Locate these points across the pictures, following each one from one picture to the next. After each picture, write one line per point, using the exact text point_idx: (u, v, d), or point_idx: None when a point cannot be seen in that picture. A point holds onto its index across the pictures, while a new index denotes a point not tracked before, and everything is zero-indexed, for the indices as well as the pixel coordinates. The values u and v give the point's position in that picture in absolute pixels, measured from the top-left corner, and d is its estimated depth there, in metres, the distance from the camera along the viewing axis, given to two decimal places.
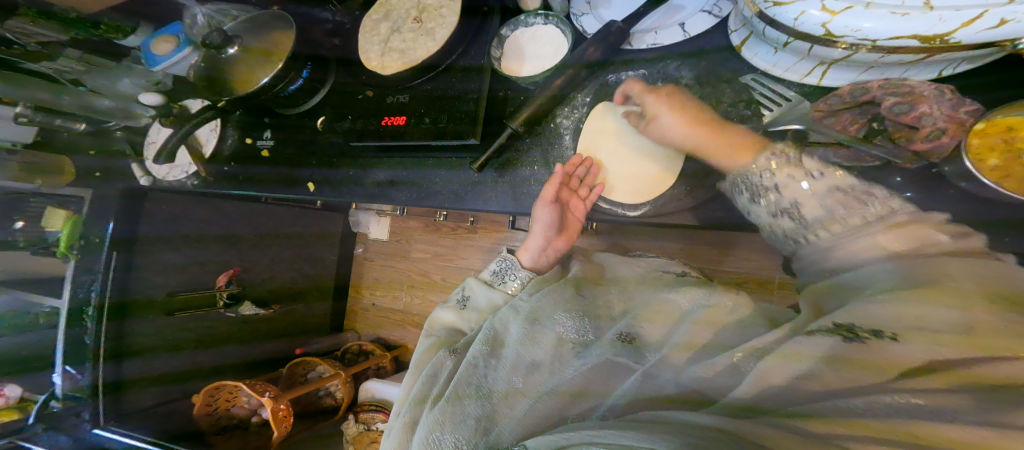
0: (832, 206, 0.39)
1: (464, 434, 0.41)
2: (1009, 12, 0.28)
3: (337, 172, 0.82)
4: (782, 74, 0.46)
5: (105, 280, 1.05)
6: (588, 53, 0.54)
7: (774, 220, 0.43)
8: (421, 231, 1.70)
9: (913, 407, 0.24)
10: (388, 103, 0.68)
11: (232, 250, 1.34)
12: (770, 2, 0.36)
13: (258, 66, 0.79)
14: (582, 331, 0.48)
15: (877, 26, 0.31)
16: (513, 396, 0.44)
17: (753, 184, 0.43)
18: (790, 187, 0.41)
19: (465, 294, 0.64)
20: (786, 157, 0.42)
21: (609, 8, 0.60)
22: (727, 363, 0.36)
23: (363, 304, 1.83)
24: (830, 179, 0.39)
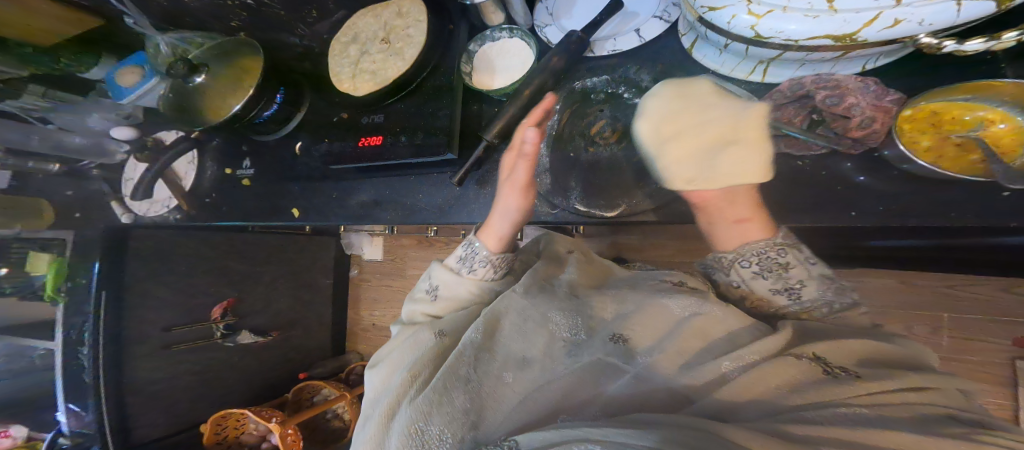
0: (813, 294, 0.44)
1: (456, 427, 0.43)
2: (900, 13, 0.29)
3: (320, 197, 0.83)
4: (729, 73, 0.48)
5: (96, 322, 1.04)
6: (552, 63, 0.56)
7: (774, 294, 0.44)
8: (415, 247, 1.70)
9: (870, 419, 0.31)
10: (363, 124, 0.69)
11: (225, 281, 1.34)
12: (706, 6, 0.38)
13: (228, 97, 0.79)
14: (574, 330, 0.49)
15: (796, 28, 0.33)
16: (505, 391, 0.46)
17: (768, 266, 0.43)
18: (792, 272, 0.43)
19: (433, 284, 0.61)
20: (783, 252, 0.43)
21: (570, 18, 0.62)
22: (717, 372, 0.39)
23: (362, 322, 1.84)
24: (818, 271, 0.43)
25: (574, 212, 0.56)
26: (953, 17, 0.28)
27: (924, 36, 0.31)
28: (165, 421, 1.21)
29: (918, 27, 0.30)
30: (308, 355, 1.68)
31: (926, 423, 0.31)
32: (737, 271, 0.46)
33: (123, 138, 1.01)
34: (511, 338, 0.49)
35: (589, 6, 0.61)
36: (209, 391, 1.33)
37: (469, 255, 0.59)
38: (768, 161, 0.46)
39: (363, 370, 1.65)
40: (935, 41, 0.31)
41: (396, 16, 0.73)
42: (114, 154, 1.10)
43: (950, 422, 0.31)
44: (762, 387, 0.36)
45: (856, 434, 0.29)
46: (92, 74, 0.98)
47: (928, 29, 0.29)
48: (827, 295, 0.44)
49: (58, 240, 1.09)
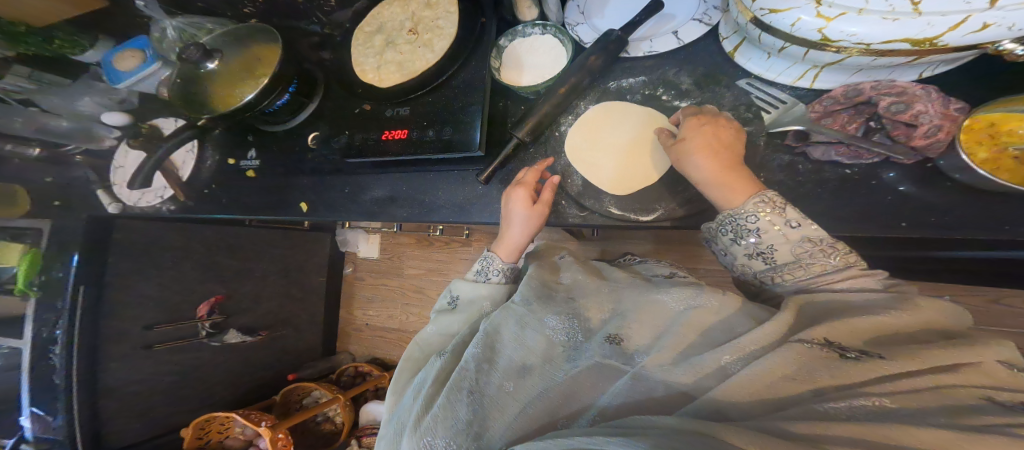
0: (800, 254, 0.41)
1: (460, 440, 0.41)
2: (990, 17, 0.28)
3: (332, 190, 0.80)
4: (775, 77, 0.47)
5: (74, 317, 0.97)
6: (590, 63, 0.55)
7: (749, 260, 0.45)
8: (413, 247, 1.67)
9: (887, 412, 0.28)
10: (387, 117, 0.67)
11: (214, 276, 1.28)
12: (766, 9, 0.37)
13: (237, 86, 0.76)
14: (570, 335, 0.47)
15: (868, 31, 0.32)
16: (507, 400, 0.43)
17: (739, 226, 0.43)
18: (770, 232, 0.42)
19: (454, 296, 0.59)
20: (770, 202, 0.42)
21: (603, 17, 0.61)
22: (716, 364, 0.37)
23: (355, 324, 1.78)
24: (805, 229, 0.41)
25: (609, 215, 0.54)
26: None
27: (1009, 41, 0.30)
28: (141, 423, 1.13)
29: (1007, 31, 0.29)
30: (298, 357, 1.62)
31: (951, 415, 0.27)
32: (717, 243, 0.47)
33: (117, 123, 0.97)
34: (510, 345, 0.46)
35: (624, 7, 0.60)
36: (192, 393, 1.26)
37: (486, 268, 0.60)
38: (814, 168, 0.45)
39: (356, 372, 1.59)
40: (1020, 47, 0.31)
41: (423, 7, 0.71)
42: (101, 139, 1.03)
43: (978, 411, 0.27)
44: (769, 387, 0.33)
45: (870, 428, 0.26)
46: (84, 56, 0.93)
47: (1018, 34, 0.29)
48: (812, 264, 0.41)
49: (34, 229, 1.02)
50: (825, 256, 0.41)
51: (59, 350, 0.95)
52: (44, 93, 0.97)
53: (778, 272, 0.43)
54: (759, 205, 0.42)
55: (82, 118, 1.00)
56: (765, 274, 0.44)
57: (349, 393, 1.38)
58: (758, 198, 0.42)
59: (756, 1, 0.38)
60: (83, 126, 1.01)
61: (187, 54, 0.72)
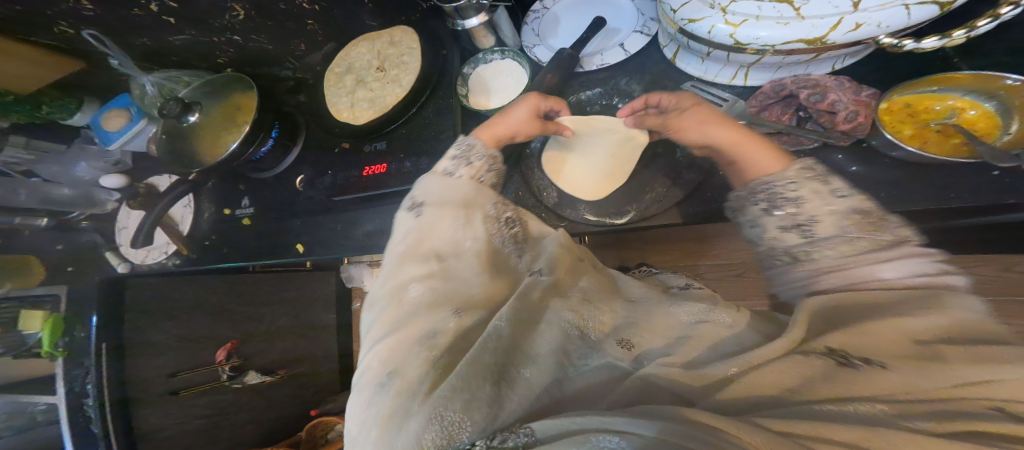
0: (845, 227, 0.40)
1: (474, 416, 0.33)
2: (859, 18, 0.32)
3: (324, 229, 0.84)
4: (713, 79, 0.51)
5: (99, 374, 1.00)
6: (546, 81, 0.57)
7: (783, 233, 0.43)
8: None
9: (885, 419, 0.26)
10: (366, 153, 0.70)
11: (228, 321, 1.32)
12: (685, 19, 0.40)
13: (223, 130, 0.78)
14: (582, 330, 0.42)
15: (771, 34, 0.35)
16: (522, 387, 0.36)
17: (774, 192, 0.43)
18: (811, 200, 0.41)
19: (418, 199, 0.50)
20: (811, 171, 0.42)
21: (557, 37, 0.63)
22: (721, 374, 0.34)
23: None
24: (852, 200, 0.41)
25: (586, 222, 0.56)
26: (904, 21, 0.32)
27: (884, 36, 0.34)
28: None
29: (877, 29, 0.33)
30: (318, 390, 1.65)
31: (932, 419, 0.26)
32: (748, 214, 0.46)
33: (115, 186, 1.01)
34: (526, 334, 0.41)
35: (575, 24, 0.63)
36: (220, 436, 1.30)
37: (465, 154, 0.54)
38: (767, 157, 0.48)
39: None
40: (894, 40, 0.35)
41: (387, 45, 0.74)
42: (102, 205, 1.07)
43: (980, 416, 0.26)
44: (757, 386, 0.32)
45: (870, 436, 0.25)
46: (75, 119, 0.96)
47: (887, 30, 0.33)
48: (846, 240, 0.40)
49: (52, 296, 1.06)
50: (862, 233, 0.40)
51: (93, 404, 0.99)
52: (41, 162, 1.00)
53: (814, 248, 0.41)
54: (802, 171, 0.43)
55: (83, 184, 1.05)
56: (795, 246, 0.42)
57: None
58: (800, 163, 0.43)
59: (676, 12, 0.41)
60: (82, 192, 1.05)
61: (168, 109, 0.76)
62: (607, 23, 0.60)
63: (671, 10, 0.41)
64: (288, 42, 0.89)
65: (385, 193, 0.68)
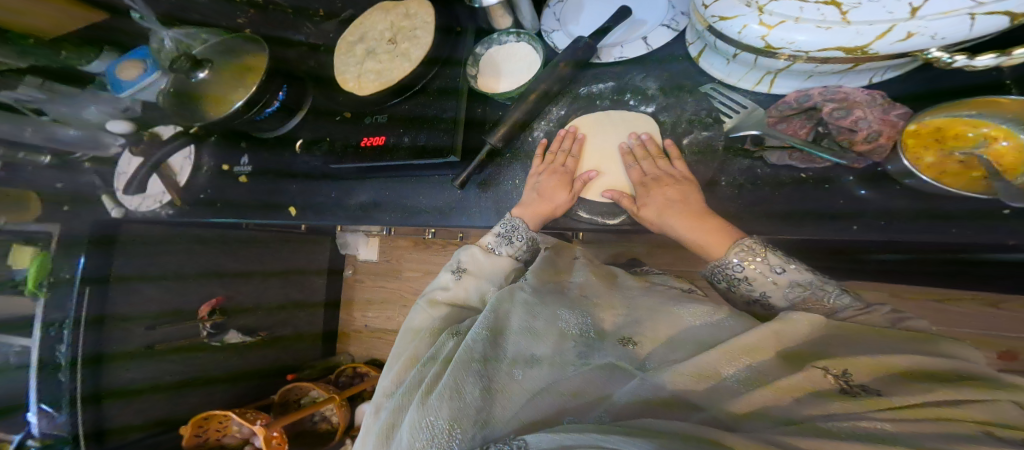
0: (792, 300, 0.42)
1: (465, 424, 0.39)
2: (913, 26, 0.30)
3: (319, 195, 0.79)
4: (736, 83, 0.49)
5: (80, 314, 0.99)
6: (560, 67, 0.55)
7: (749, 303, 0.46)
8: (412, 249, 1.70)
9: (891, 436, 0.27)
10: (367, 124, 0.69)
11: (215, 280, 1.31)
12: (716, 16, 0.39)
13: (227, 94, 0.73)
14: (583, 328, 0.45)
15: (809, 39, 0.34)
16: (512, 391, 0.41)
17: (729, 276, 0.45)
18: (759, 280, 0.43)
19: (462, 265, 0.59)
20: (749, 250, 0.43)
21: (577, 23, 0.62)
22: (715, 373, 0.35)
23: (354, 324, 1.80)
24: (791, 274, 0.42)
25: (579, 219, 0.56)
26: (963, 32, 0.30)
27: (935, 49, 0.32)
28: (138, 421, 1.15)
29: (929, 41, 0.31)
30: (298, 357, 1.64)
31: (953, 441, 0.26)
32: (715, 284, 0.49)
33: (121, 131, 0.91)
34: (517, 334, 0.45)
35: (598, 12, 0.61)
36: (195, 393, 1.28)
37: (509, 230, 0.57)
38: (771, 172, 0.46)
39: (353, 372, 1.61)
40: (945, 55, 0.33)
41: (402, 16, 0.73)
42: (108, 147, 0.98)
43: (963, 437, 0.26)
44: (764, 404, 0.33)
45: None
46: (93, 67, 0.94)
47: (941, 43, 0.31)
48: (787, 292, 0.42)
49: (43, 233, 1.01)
50: (805, 289, 0.42)
51: (65, 347, 0.99)
52: (53, 102, 0.94)
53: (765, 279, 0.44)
54: (740, 254, 0.43)
55: (90, 127, 0.97)
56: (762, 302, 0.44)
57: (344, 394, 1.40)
58: (736, 248, 0.43)
59: (708, 8, 0.39)
60: (88, 135, 0.97)
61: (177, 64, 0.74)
62: (633, 13, 0.58)
63: (701, 8, 0.40)
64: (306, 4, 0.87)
65: (382, 167, 0.66)
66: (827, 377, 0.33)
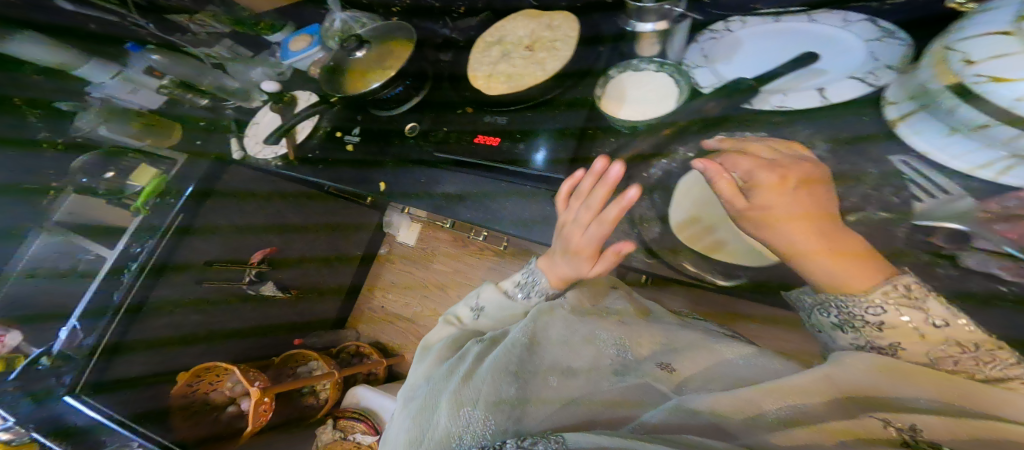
0: (949, 363, 0.30)
1: (499, 418, 0.36)
2: None
3: (405, 175, 0.75)
4: (947, 161, 0.38)
5: (167, 233, 0.95)
6: (706, 109, 0.52)
7: (860, 353, 0.34)
8: (448, 242, 1.41)
9: None
10: (484, 122, 0.69)
11: (277, 230, 1.22)
12: (984, 76, 0.29)
13: (368, 75, 0.76)
14: (620, 348, 0.44)
15: None
16: (546, 392, 0.39)
17: (846, 308, 0.34)
18: (897, 327, 0.31)
19: (480, 304, 0.58)
20: (904, 294, 0.31)
21: (729, 63, 0.54)
22: (756, 411, 0.29)
23: (374, 298, 1.53)
24: (955, 329, 0.30)
25: (679, 272, 0.48)
26: None
27: None
28: (155, 365, 1.01)
29: None
30: (320, 323, 1.49)
31: None
32: (814, 318, 0.38)
33: (269, 90, 0.94)
34: (556, 338, 0.43)
35: (762, 54, 0.54)
36: (216, 346, 1.17)
37: (529, 282, 0.55)
38: (959, 278, 0.37)
39: (355, 351, 1.45)
40: None
41: (544, 27, 0.74)
42: (253, 101, 1.02)
43: None
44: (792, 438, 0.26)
45: None
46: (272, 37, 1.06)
47: None
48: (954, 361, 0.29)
49: (169, 161, 1.01)
50: (966, 352, 0.29)
51: (134, 267, 0.93)
52: (234, 61, 1.04)
53: None
54: (889, 293, 0.32)
55: (249, 83, 1.03)
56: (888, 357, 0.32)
57: (344, 373, 1.31)
58: (889, 284, 0.32)
59: (971, 64, 0.30)
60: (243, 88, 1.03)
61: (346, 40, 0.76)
62: (813, 61, 0.50)
63: (955, 61, 0.31)
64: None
65: (490, 166, 0.66)
66: (887, 428, 0.25)
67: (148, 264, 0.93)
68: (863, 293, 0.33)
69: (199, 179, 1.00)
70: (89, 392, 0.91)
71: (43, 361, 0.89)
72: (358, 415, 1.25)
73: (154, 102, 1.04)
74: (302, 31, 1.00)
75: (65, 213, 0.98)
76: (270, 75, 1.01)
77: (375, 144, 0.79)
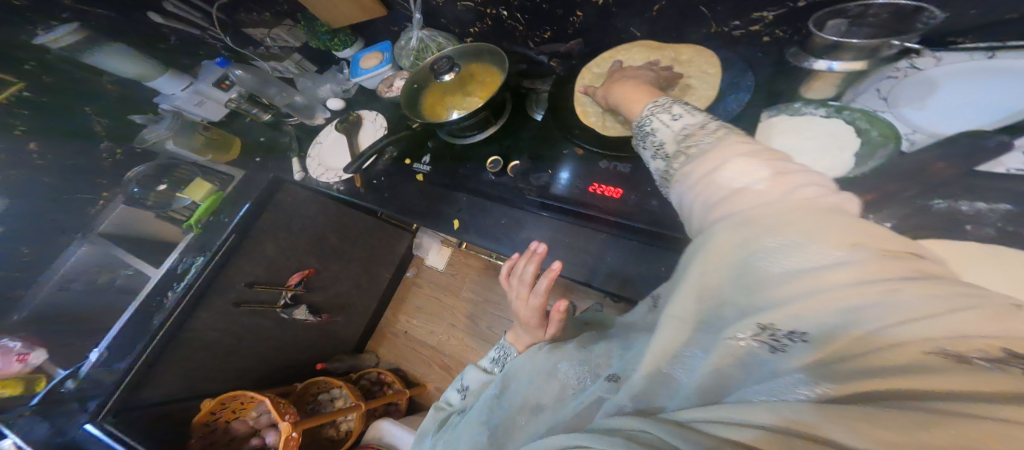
0: (682, 139, 0.40)
1: None
2: None
3: (488, 213, 0.66)
4: None
5: (217, 251, 0.88)
6: (930, 167, 0.42)
7: (657, 162, 0.43)
8: (481, 271, 1.39)
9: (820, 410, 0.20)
10: (601, 168, 0.58)
11: (318, 251, 1.14)
12: None
13: (449, 102, 0.73)
14: (583, 378, 0.48)
15: None
16: (518, 433, 0.48)
17: (666, 147, 0.42)
18: (693, 136, 0.40)
19: (465, 385, 0.62)
20: (695, 122, 0.41)
21: (924, 108, 0.45)
22: (671, 368, 0.32)
23: (398, 323, 1.45)
24: (724, 128, 0.38)
25: None
26: None
27: None
28: (180, 391, 0.92)
29: None
30: (341, 348, 1.38)
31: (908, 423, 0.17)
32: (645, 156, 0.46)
33: (333, 108, 0.96)
34: (523, 386, 0.51)
35: (976, 92, 0.43)
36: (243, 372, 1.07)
37: (500, 356, 0.62)
38: None
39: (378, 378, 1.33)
40: None
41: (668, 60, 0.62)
42: (315, 119, 0.99)
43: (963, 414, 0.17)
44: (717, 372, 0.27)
45: None
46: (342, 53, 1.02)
47: None
48: (747, 176, 0.32)
49: (227, 178, 0.98)
50: (705, 134, 0.38)
51: (179, 289, 0.86)
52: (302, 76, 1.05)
53: None
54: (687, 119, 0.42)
55: (314, 99, 1.02)
56: (684, 154, 0.39)
57: (371, 405, 1.15)
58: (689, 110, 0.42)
59: None
60: (308, 103, 1.01)
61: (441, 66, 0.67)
62: None
63: None
64: (534, 24, 0.74)
65: (609, 222, 0.56)
66: (741, 341, 0.27)
67: (193, 286, 0.85)
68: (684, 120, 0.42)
69: (256, 196, 0.93)
70: (111, 419, 0.78)
71: (67, 384, 0.78)
72: None
73: (218, 114, 1.01)
74: (373, 48, 0.95)
75: (111, 223, 0.90)
76: (336, 92, 0.99)
77: (449, 176, 0.72)
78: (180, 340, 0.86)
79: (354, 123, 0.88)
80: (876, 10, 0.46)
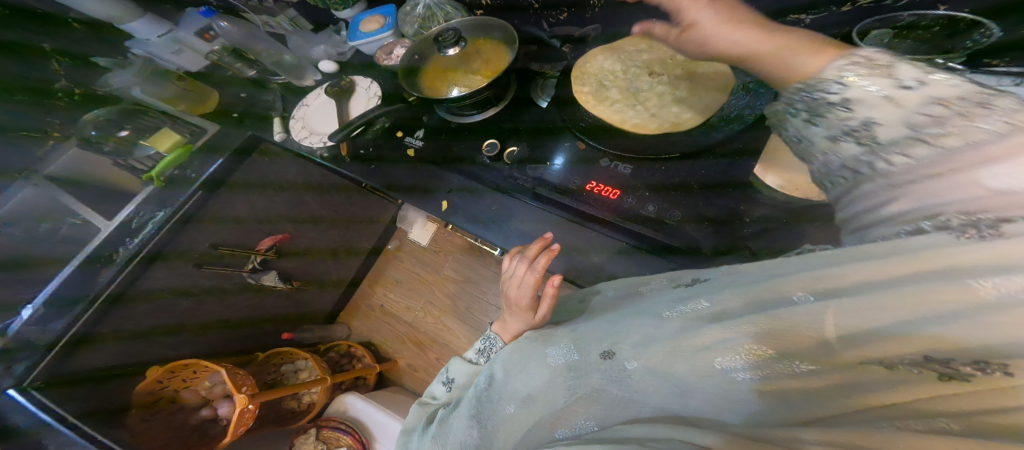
0: (920, 123, 0.30)
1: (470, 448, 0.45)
2: None
3: (483, 197, 0.63)
4: None
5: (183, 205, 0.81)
6: None
7: (838, 141, 0.36)
8: (464, 252, 1.35)
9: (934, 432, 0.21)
10: (602, 167, 0.57)
11: (293, 216, 1.08)
12: None
13: (450, 74, 0.68)
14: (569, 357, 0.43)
15: None
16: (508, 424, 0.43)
17: (818, 103, 0.37)
18: (865, 100, 0.33)
19: (450, 376, 0.59)
20: (868, 62, 0.34)
21: None
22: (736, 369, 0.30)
23: (372, 298, 1.40)
24: (922, 88, 0.31)
25: None
26: None
27: None
28: (126, 354, 0.83)
29: None
30: (310, 321, 1.33)
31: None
32: (815, 136, 0.38)
33: (326, 70, 0.91)
34: (510, 376, 0.46)
35: None
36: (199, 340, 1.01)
37: (486, 348, 0.59)
38: None
39: (347, 351, 1.30)
40: None
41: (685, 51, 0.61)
42: (304, 80, 0.94)
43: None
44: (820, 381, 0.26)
45: None
46: (341, 12, 0.94)
47: None
48: None
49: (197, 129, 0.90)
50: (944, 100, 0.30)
51: (132, 245, 0.78)
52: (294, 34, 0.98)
53: None
54: (847, 67, 0.35)
55: (306, 59, 0.95)
56: (893, 143, 0.32)
57: (337, 379, 1.13)
58: (843, 62, 0.35)
59: None
60: (298, 62, 0.95)
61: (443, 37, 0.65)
62: None
63: None
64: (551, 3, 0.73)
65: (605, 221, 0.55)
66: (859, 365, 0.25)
67: (150, 243, 0.78)
68: (823, 79, 0.36)
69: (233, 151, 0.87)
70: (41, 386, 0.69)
71: None
72: (345, 426, 1.05)
73: (197, 64, 0.94)
74: (375, 10, 0.90)
75: (63, 166, 0.81)
76: (331, 52, 0.94)
77: (441, 154, 0.68)
78: (132, 299, 0.79)
79: (347, 87, 0.83)
80: (926, 22, 0.49)
